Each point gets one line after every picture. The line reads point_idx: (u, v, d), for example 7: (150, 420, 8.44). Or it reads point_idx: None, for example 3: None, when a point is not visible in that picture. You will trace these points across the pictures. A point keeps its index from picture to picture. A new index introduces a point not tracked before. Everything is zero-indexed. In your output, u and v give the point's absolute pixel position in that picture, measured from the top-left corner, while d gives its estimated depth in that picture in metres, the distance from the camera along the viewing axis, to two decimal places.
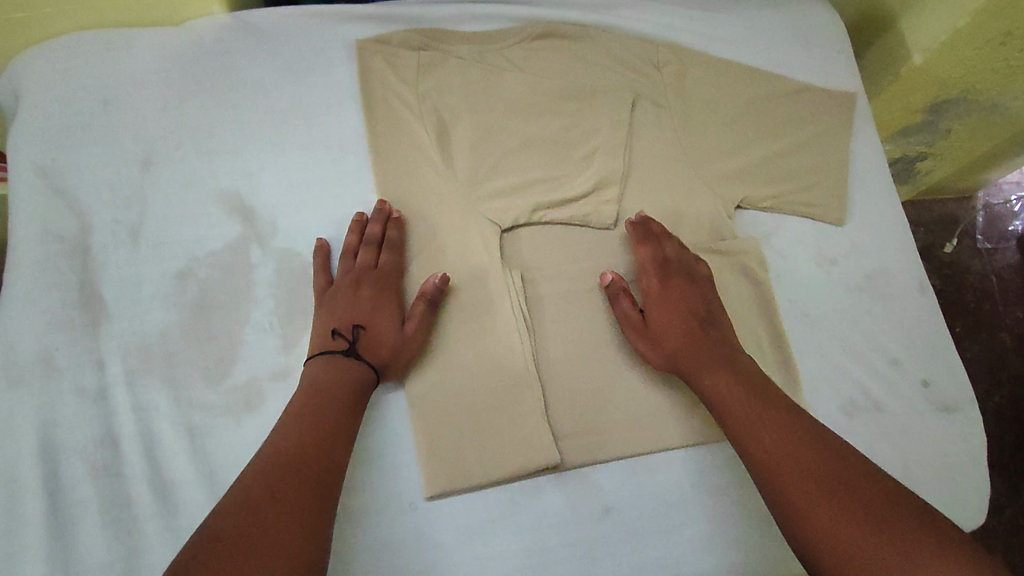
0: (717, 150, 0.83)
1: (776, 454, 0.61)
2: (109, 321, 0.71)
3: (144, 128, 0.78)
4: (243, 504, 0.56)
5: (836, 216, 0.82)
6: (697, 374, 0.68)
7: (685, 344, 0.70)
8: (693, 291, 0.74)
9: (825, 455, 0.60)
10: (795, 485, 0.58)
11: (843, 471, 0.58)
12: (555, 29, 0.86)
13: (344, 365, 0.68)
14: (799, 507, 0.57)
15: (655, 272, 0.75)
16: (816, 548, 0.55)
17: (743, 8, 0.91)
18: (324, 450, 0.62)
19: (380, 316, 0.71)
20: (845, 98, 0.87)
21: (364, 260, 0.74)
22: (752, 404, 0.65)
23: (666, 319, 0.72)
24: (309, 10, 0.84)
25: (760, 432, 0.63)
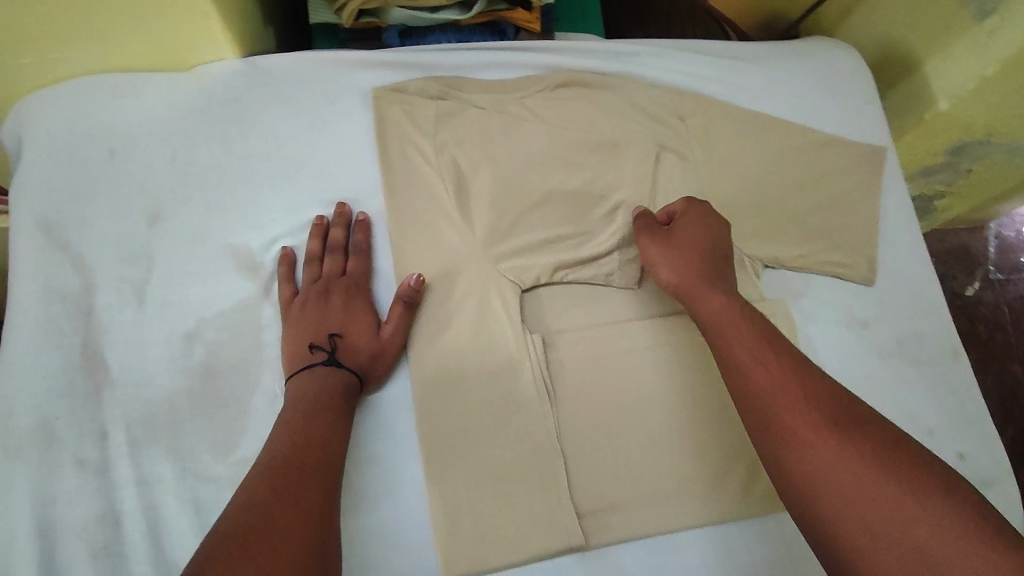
0: (745, 205, 0.80)
1: (779, 383, 0.59)
2: (112, 387, 0.68)
3: (151, 179, 0.75)
4: (253, 500, 0.55)
5: (866, 276, 0.79)
6: (708, 300, 0.67)
7: (693, 278, 0.69)
8: (720, 232, 0.73)
9: (835, 391, 0.58)
10: (798, 410, 0.57)
11: (853, 409, 0.56)
12: (578, 79, 0.84)
13: (324, 374, 0.67)
14: (796, 436, 0.56)
15: (688, 207, 0.74)
16: (809, 476, 0.54)
17: (768, 56, 0.89)
18: (325, 447, 0.61)
19: (354, 323, 0.71)
20: (876, 152, 0.84)
21: (331, 269, 0.73)
22: (761, 333, 0.63)
23: (689, 243, 0.71)
24: (324, 56, 0.82)
25: (768, 357, 0.61)
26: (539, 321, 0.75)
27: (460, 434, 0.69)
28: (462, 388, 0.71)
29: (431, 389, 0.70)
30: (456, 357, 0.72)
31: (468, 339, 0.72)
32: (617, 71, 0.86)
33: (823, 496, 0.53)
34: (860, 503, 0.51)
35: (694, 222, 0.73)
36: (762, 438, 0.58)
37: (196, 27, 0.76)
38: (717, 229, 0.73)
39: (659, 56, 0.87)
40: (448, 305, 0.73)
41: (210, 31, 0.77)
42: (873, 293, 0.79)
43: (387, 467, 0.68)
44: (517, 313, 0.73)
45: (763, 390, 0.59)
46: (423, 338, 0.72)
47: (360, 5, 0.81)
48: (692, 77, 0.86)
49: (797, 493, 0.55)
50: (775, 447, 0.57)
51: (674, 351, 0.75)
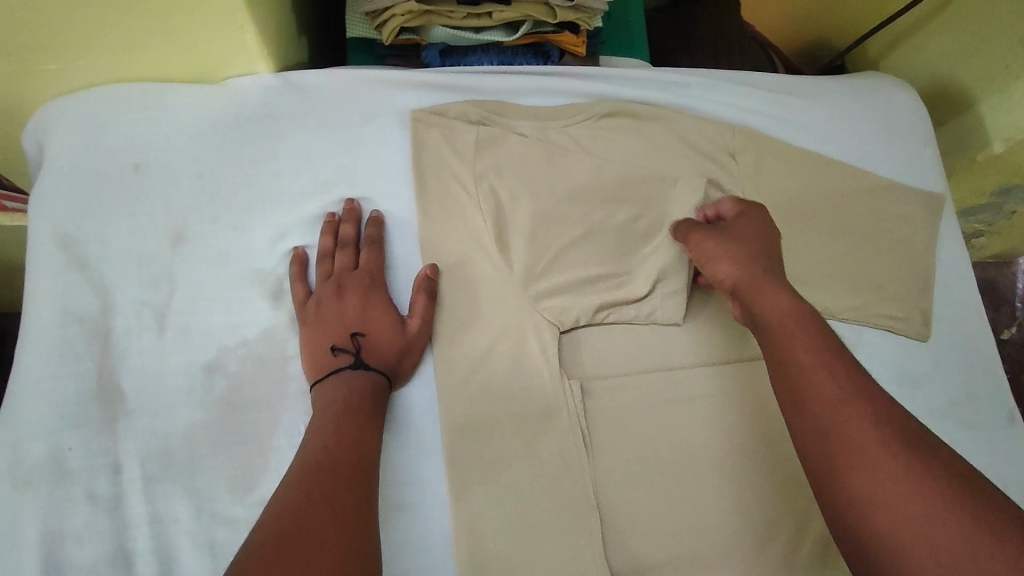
0: (795, 251, 0.77)
1: (842, 392, 0.53)
2: (128, 417, 0.64)
3: (177, 198, 0.72)
4: (286, 508, 0.50)
5: (920, 330, 0.76)
6: (765, 296, 0.62)
7: (746, 273, 0.65)
8: (774, 233, 0.71)
9: (901, 410, 0.52)
10: (866, 422, 0.51)
11: (924, 435, 0.51)
12: (626, 108, 0.80)
13: (348, 376, 0.63)
14: (852, 449, 0.50)
15: (742, 205, 0.73)
16: (875, 497, 0.48)
17: (823, 92, 0.86)
18: (357, 449, 0.57)
19: (374, 318, 0.67)
20: (932, 198, 0.81)
21: (344, 265, 0.70)
22: (819, 332, 0.58)
23: (746, 239, 0.69)
24: (363, 74, 0.78)
25: (832, 361, 0.55)
26: (577, 363, 0.71)
27: (494, 483, 0.65)
28: (495, 433, 0.67)
29: (463, 434, 0.66)
30: (490, 400, 0.68)
31: (502, 381, 0.69)
32: (666, 102, 0.82)
33: (888, 519, 0.47)
34: (934, 537, 0.45)
35: (750, 218, 0.71)
36: (817, 449, 0.52)
37: (232, 40, 0.72)
38: (773, 227, 0.71)
39: (710, 89, 0.84)
40: (483, 343, 0.70)
41: (246, 45, 0.73)
42: (926, 350, 0.76)
43: (414, 516, 0.64)
44: (555, 356, 0.70)
45: (824, 395, 0.53)
46: (455, 378, 0.68)
47: (403, 23, 0.77)
48: (742, 110, 0.83)
49: (854, 514, 0.49)
50: (831, 463, 0.51)
51: (719, 404, 0.71)
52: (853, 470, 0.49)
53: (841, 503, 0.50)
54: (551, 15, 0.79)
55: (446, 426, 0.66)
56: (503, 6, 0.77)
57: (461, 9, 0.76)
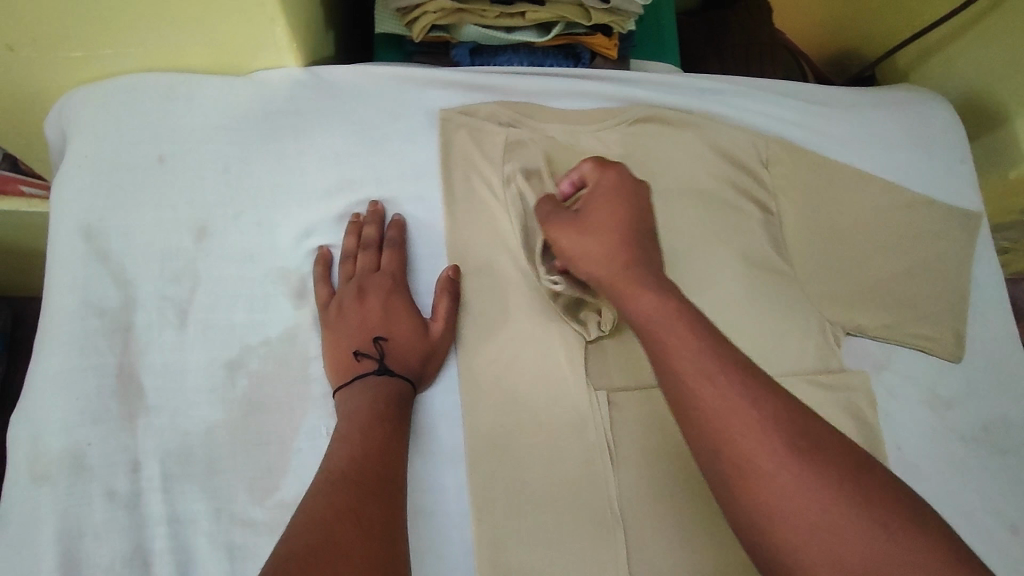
0: (825, 267, 0.76)
1: (726, 398, 0.49)
2: (148, 413, 0.63)
3: (202, 192, 0.71)
4: (312, 520, 0.50)
5: (952, 351, 0.75)
6: (635, 295, 0.57)
7: (615, 268, 0.59)
8: (637, 201, 0.64)
9: (787, 404, 0.49)
10: (754, 430, 0.47)
11: (808, 423, 0.49)
12: (658, 114, 0.79)
13: (372, 384, 0.62)
14: (746, 460, 0.47)
15: (600, 173, 0.66)
16: (776, 512, 0.45)
17: (854, 106, 0.85)
18: (383, 459, 0.56)
19: (396, 322, 0.66)
20: (967, 217, 0.80)
21: (365, 267, 0.68)
22: (697, 323, 0.54)
23: (602, 223, 0.62)
24: (393, 71, 0.77)
25: (718, 360, 0.51)
26: (605, 373, 0.69)
27: (518, 492, 0.64)
28: (520, 440, 0.66)
29: (486, 441, 0.65)
30: (515, 407, 0.67)
31: (527, 388, 0.67)
32: (698, 108, 0.81)
33: (791, 535, 0.44)
34: (831, 542, 0.44)
35: (605, 193, 0.64)
36: (712, 461, 0.48)
37: (261, 33, 0.71)
38: (630, 196, 0.64)
39: (742, 97, 0.83)
40: (509, 349, 0.68)
41: (275, 39, 0.72)
42: (956, 370, 0.75)
43: (436, 524, 0.63)
44: (581, 364, 0.68)
45: (709, 405, 0.49)
46: (479, 385, 0.67)
47: (434, 20, 0.76)
48: (774, 120, 0.82)
49: (758, 532, 0.46)
50: (728, 478, 0.47)
51: None
52: (750, 488, 0.46)
53: (744, 521, 0.47)
54: (586, 17, 0.77)
55: (471, 432, 0.65)
56: (538, 6, 0.75)
57: (494, 8, 0.75)
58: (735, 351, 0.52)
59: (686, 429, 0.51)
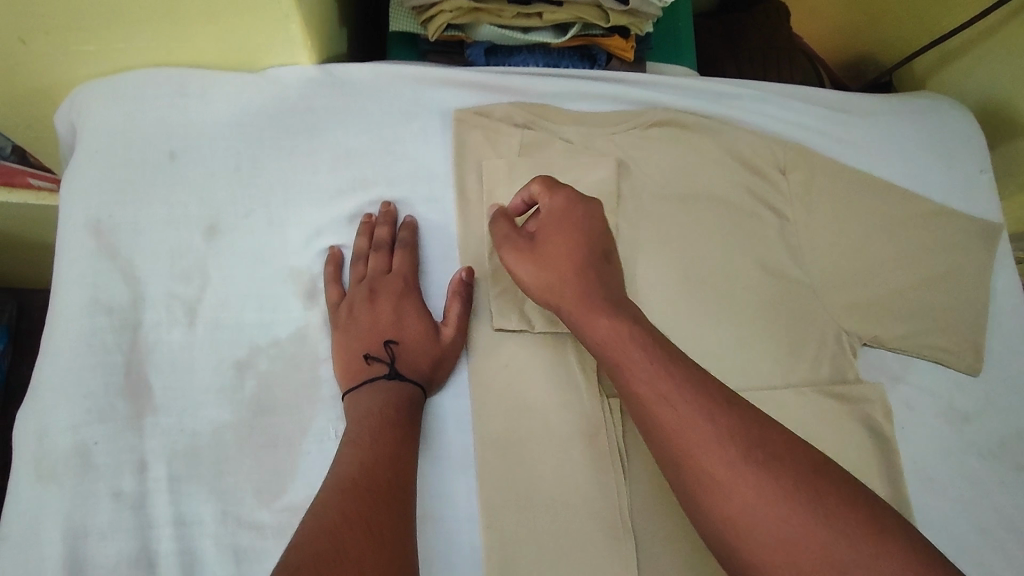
0: (841, 276, 0.75)
1: (684, 417, 0.52)
2: (156, 414, 0.62)
3: (212, 189, 0.70)
4: (321, 528, 0.49)
5: (970, 364, 0.74)
6: (593, 321, 0.60)
7: (572, 291, 0.62)
8: (592, 220, 0.65)
9: (742, 416, 0.52)
10: (711, 445, 0.51)
11: (763, 432, 0.52)
12: (674, 118, 0.78)
13: (382, 388, 0.61)
14: (708, 475, 0.50)
15: (550, 194, 0.66)
16: (737, 521, 0.48)
17: (872, 113, 0.84)
18: (393, 465, 0.55)
19: (407, 326, 0.65)
20: (987, 228, 0.79)
21: (376, 268, 0.67)
22: (655, 342, 0.57)
23: (553, 252, 0.64)
24: (407, 69, 0.76)
25: (675, 380, 0.54)
26: None
27: (528, 501, 0.63)
28: (530, 448, 0.65)
29: (496, 448, 0.64)
30: (526, 414, 0.66)
31: (538, 395, 0.66)
32: (714, 113, 0.80)
33: (749, 540, 0.48)
34: (789, 543, 0.47)
35: (556, 218, 0.65)
36: (677, 477, 0.52)
37: (275, 29, 0.70)
38: (585, 216, 0.65)
39: (759, 102, 0.82)
40: (521, 355, 0.67)
41: (289, 36, 0.71)
42: (974, 385, 0.74)
43: (444, 531, 0.62)
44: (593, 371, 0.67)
45: (668, 424, 0.53)
46: (490, 390, 0.66)
47: (450, 19, 0.75)
48: (791, 127, 0.81)
49: (725, 542, 0.49)
50: (692, 492, 0.51)
51: None
52: (713, 503, 0.50)
53: (709, 529, 0.50)
54: (604, 18, 0.76)
55: (480, 438, 0.64)
56: (555, 6, 0.74)
57: (510, 8, 0.74)
58: (692, 367, 0.56)
59: (653, 447, 0.55)
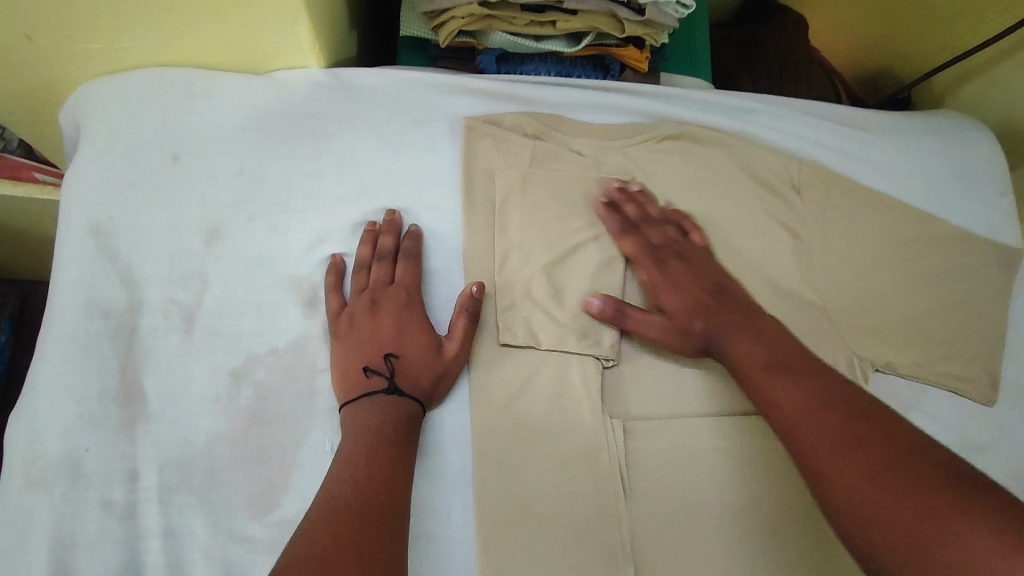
0: (856, 299, 0.73)
1: (791, 411, 0.56)
2: (149, 422, 0.61)
3: (215, 193, 0.68)
4: (312, 552, 0.47)
5: (985, 395, 0.72)
6: (718, 338, 0.64)
7: (697, 318, 0.65)
8: (700, 251, 0.70)
9: (849, 410, 0.54)
10: (813, 432, 0.54)
11: (866, 422, 0.53)
12: (688, 132, 0.76)
13: (381, 403, 0.59)
14: (814, 462, 0.52)
15: (651, 264, 0.69)
16: (839, 501, 0.50)
17: (892, 132, 0.83)
18: (388, 487, 0.54)
19: (409, 339, 0.63)
20: (1007, 254, 0.76)
21: (379, 279, 0.66)
22: (767, 347, 0.61)
23: (682, 312, 0.66)
24: (417, 76, 0.75)
25: (781, 380, 0.58)
26: (620, 400, 0.67)
27: (526, 523, 0.62)
28: (530, 468, 0.63)
29: (496, 468, 0.63)
30: (527, 433, 0.64)
31: (540, 412, 0.65)
32: (729, 128, 0.78)
33: (850, 520, 0.48)
34: (887, 523, 0.46)
35: (670, 253, 0.69)
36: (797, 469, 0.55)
37: (284, 32, 0.69)
38: (690, 248, 0.70)
39: (775, 117, 0.80)
40: (523, 372, 0.66)
41: (298, 38, 0.70)
42: (988, 416, 0.72)
43: (439, 551, 0.61)
44: (596, 389, 0.66)
45: (779, 418, 0.57)
46: (490, 407, 0.64)
47: (461, 25, 0.73)
48: (809, 144, 0.79)
49: (838, 527, 0.50)
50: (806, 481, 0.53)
51: (766, 456, 0.67)
52: (818, 487, 0.52)
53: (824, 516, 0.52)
54: (618, 28, 0.74)
55: (479, 455, 0.63)
56: (569, 15, 0.72)
57: (523, 16, 0.72)
58: (804, 370, 0.59)
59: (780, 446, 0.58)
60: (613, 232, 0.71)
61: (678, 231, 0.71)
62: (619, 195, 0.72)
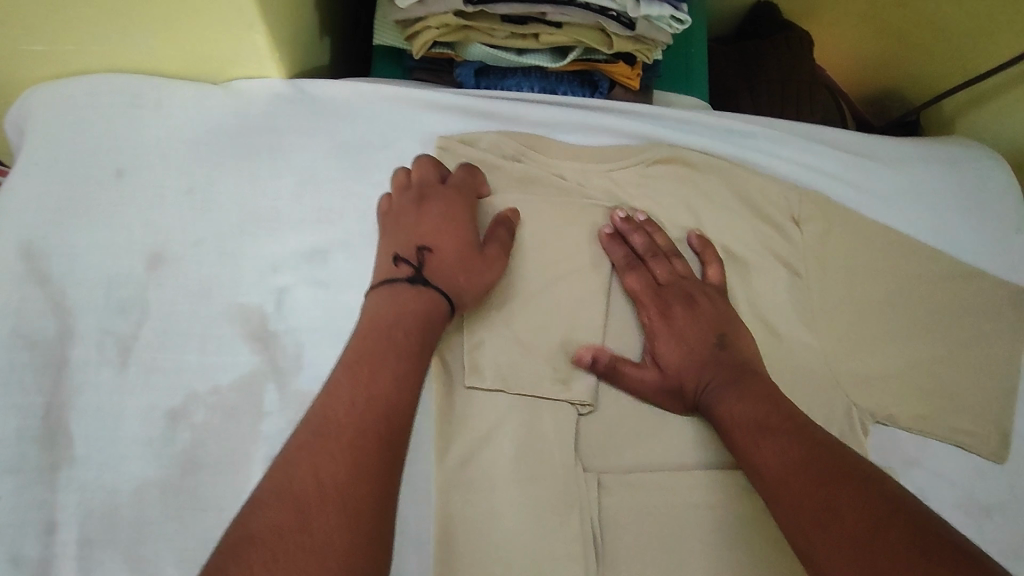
0: (857, 342, 0.67)
1: (769, 477, 0.52)
2: (72, 467, 0.55)
3: (160, 213, 0.63)
4: (286, 485, 0.43)
5: (995, 451, 0.66)
6: (707, 392, 0.59)
7: (693, 370, 0.61)
8: (708, 295, 0.65)
9: (823, 472, 0.49)
10: (788, 502, 0.49)
11: (838, 488, 0.48)
12: (679, 156, 0.71)
13: (407, 292, 0.57)
14: (793, 537, 0.48)
15: (654, 306, 0.64)
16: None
17: (899, 161, 0.77)
18: (390, 405, 0.48)
19: (446, 235, 0.61)
20: (1020, 296, 0.71)
21: (432, 176, 0.65)
22: (751, 403, 0.57)
23: (677, 363, 0.62)
24: (386, 89, 0.69)
25: (761, 442, 0.54)
26: (598, 450, 0.61)
27: None
28: (494, 525, 0.57)
29: (456, 525, 0.57)
30: (492, 486, 0.58)
31: (509, 462, 0.58)
32: (724, 153, 0.72)
33: None
34: None
35: (674, 294, 0.64)
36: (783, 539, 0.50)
37: (239, 39, 0.63)
38: (698, 290, 0.65)
39: (774, 142, 0.75)
40: (490, 417, 0.60)
41: (254, 45, 0.64)
42: (998, 475, 0.66)
43: None
44: (569, 437, 0.60)
45: (760, 485, 0.52)
46: (451, 456, 0.58)
47: (436, 36, 0.68)
48: (809, 172, 0.74)
49: None
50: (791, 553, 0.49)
51: (759, 520, 0.59)
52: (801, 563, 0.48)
53: None
54: (606, 43, 0.69)
55: (436, 509, 0.57)
56: (553, 28, 0.67)
57: (503, 27, 0.67)
58: (783, 427, 0.54)
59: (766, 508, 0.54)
60: (618, 266, 0.66)
61: (686, 268, 0.66)
62: (625, 225, 0.66)
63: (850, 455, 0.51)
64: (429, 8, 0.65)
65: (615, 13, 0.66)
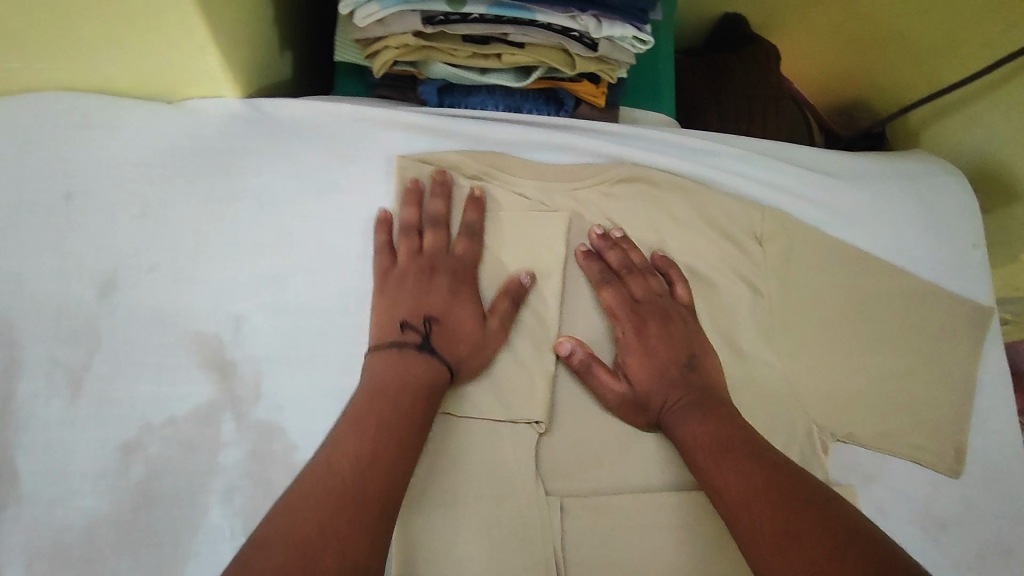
0: (820, 360, 0.68)
1: (732, 505, 0.52)
2: (20, 504, 0.54)
3: (111, 239, 0.61)
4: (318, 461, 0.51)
5: (950, 465, 0.67)
6: (675, 416, 0.59)
7: (661, 390, 0.61)
8: (680, 314, 0.65)
9: (779, 498, 0.50)
10: (749, 529, 0.50)
11: (794, 514, 0.48)
12: (645, 175, 0.71)
13: (410, 362, 0.57)
14: (755, 563, 0.48)
15: (630, 322, 0.64)
16: None
17: (862, 179, 0.78)
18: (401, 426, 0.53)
19: (458, 308, 0.61)
20: (977, 313, 0.72)
21: (436, 244, 0.64)
22: (715, 426, 0.57)
23: (646, 381, 0.62)
24: (349, 108, 0.68)
25: (723, 463, 0.54)
26: (562, 473, 0.60)
27: None
28: (456, 552, 0.56)
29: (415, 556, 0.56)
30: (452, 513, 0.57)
31: (471, 487, 0.58)
32: (690, 172, 0.73)
33: None
34: None
35: (652, 312, 0.64)
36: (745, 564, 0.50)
37: (193, 58, 0.62)
38: (672, 309, 0.65)
39: (740, 160, 0.75)
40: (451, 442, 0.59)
41: (207, 65, 0.63)
42: (953, 489, 0.67)
43: None
44: (532, 462, 0.59)
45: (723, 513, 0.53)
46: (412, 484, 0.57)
47: (396, 56, 0.67)
48: (772, 190, 0.74)
49: None
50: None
51: (721, 540, 0.60)
52: None
53: None
54: (570, 65, 0.68)
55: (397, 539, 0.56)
56: (515, 48, 0.66)
57: (465, 48, 0.66)
58: (742, 451, 0.54)
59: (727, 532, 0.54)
60: (592, 282, 0.66)
61: (660, 285, 0.66)
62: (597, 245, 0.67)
63: (807, 479, 0.52)
64: (388, 29, 0.63)
65: (577, 34, 0.65)
